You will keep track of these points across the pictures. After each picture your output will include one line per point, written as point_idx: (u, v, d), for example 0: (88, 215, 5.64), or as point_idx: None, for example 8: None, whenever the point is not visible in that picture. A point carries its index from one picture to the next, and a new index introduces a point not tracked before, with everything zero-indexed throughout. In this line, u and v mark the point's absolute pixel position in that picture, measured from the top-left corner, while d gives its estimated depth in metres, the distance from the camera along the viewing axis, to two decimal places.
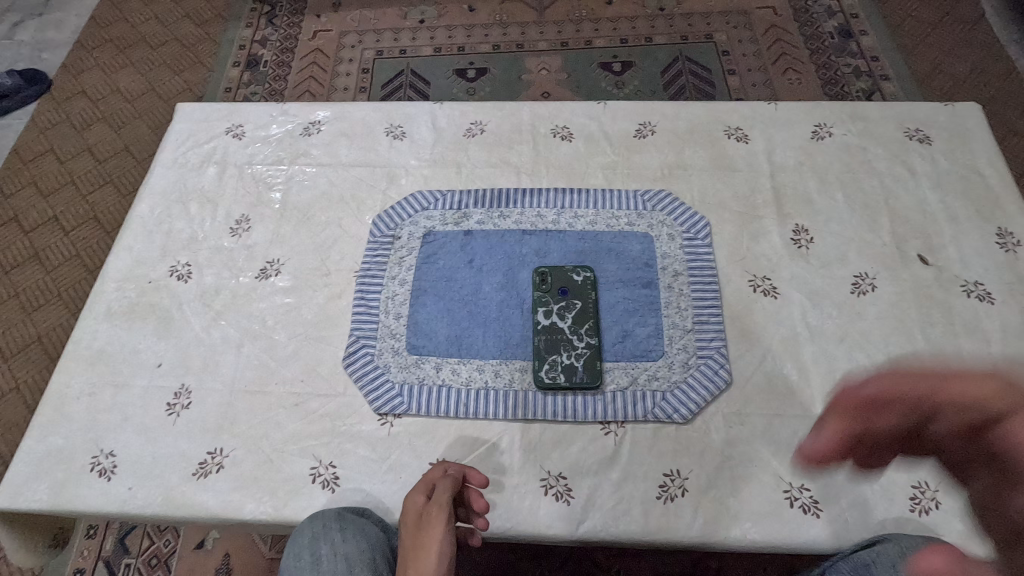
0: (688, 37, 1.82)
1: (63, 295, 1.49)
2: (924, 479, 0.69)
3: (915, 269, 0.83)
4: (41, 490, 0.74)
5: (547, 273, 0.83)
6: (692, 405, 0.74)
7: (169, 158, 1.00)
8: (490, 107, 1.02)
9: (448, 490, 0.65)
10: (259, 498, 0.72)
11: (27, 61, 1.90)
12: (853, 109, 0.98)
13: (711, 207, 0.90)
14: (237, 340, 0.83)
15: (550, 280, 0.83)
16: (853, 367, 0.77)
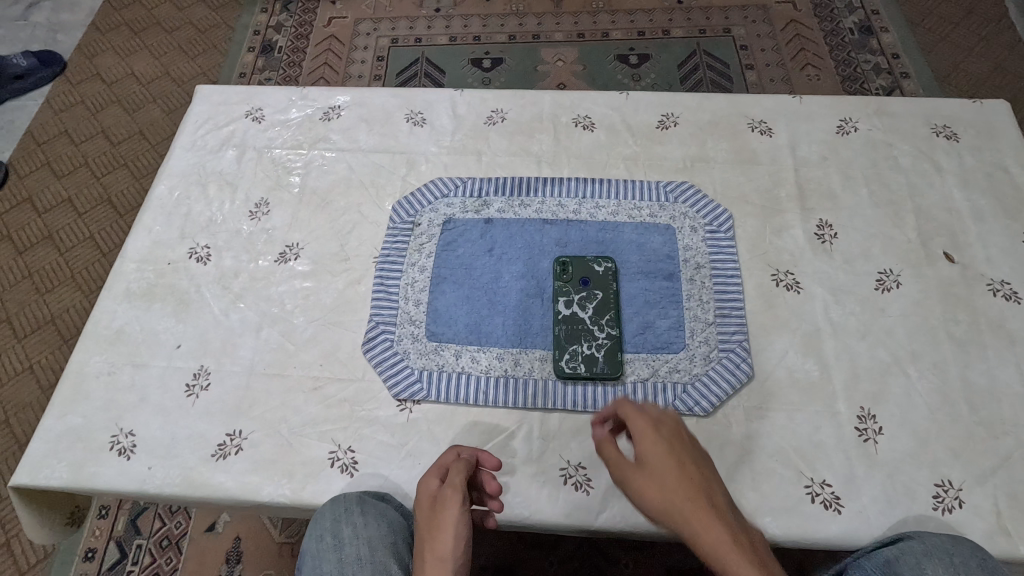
0: (706, 31, 1.81)
1: (76, 277, 1.50)
2: (947, 477, 0.69)
3: (940, 266, 0.82)
4: (60, 467, 0.74)
5: (568, 263, 0.83)
6: (714, 398, 0.74)
7: (188, 141, 1.00)
8: (511, 95, 1.01)
9: (461, 472, 0.64)
10: (277, 481, 0.72)
11: (42, 42, 1.90)
12: (880, 103, 0.96)
13: (733, 200, 0.89)
14: (256, 323, 0.82)
15: (571, 270, 0.82)
16: (877, 364, 0.76)
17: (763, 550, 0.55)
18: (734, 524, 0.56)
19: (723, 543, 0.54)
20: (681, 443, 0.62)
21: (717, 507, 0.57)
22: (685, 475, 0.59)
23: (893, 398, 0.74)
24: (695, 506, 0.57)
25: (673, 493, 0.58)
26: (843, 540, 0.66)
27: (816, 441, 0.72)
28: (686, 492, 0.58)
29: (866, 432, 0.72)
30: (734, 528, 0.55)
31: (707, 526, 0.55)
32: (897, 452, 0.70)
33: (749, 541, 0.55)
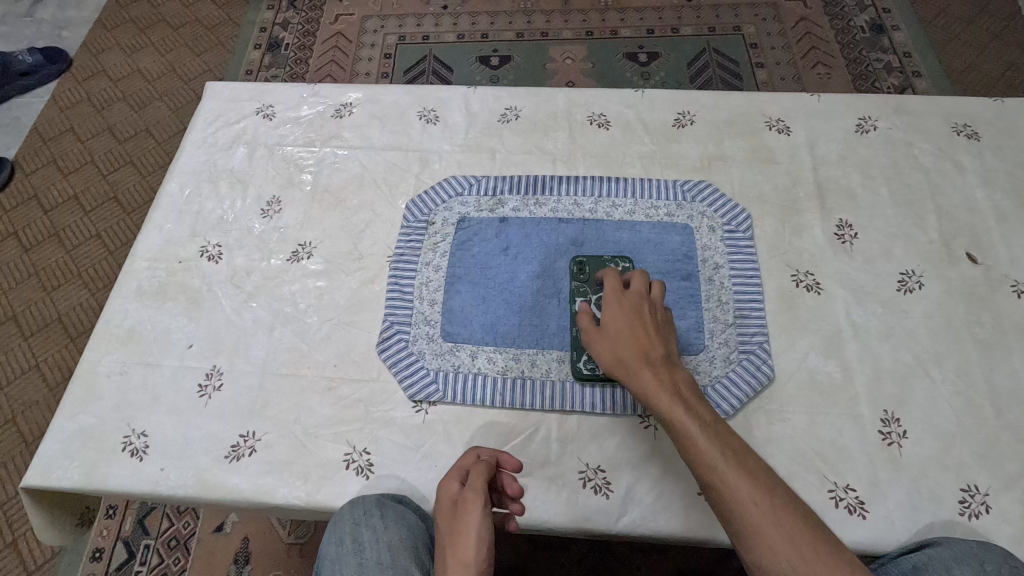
0: (716, 28, 1.79)
1: (83, 275, 1.49)
2: (973, 482, 0.68)
3: (963, 267, 0.81)
4: (71, 468, 0.73)
5: (585, 263, 0.79)
6: (734, 401, 0.73)
7: (199, 138, 0.99)
8: (525, 92, 0.99)
9: (482, 474, 0.63)
10: (292, 483, 0.71)
11: (47, 39, 1.88)
12: (899, 102, 0.95)
13: (752, 199, 0.88)
14: (269, 323, 0.81)
15: (588, 271, 0.79)
16: (900, 366, 0.75)
17: (694, 392, 0.63)
18: (669, 373, 0.64)
19: (654, 393, 0.63)
20: (636, 306, 0.69)
21: (656, 360, 0.65)
22: (632, 336, 0.66)
23: (916, 401, 0.72)
24: (634, 363, 0.65)
25: (618, 353, 0.66)
26: (867, 545, 0.66)
27: (839, 444, 0.71)
28: (633, 350, 0.66)
29: (890, 436, 0.71)
30: (668, 378, 0.63)
31: (643, 378, 0.64)
32: (921, 456, 0.69)
33: (681, 387, 0.63)
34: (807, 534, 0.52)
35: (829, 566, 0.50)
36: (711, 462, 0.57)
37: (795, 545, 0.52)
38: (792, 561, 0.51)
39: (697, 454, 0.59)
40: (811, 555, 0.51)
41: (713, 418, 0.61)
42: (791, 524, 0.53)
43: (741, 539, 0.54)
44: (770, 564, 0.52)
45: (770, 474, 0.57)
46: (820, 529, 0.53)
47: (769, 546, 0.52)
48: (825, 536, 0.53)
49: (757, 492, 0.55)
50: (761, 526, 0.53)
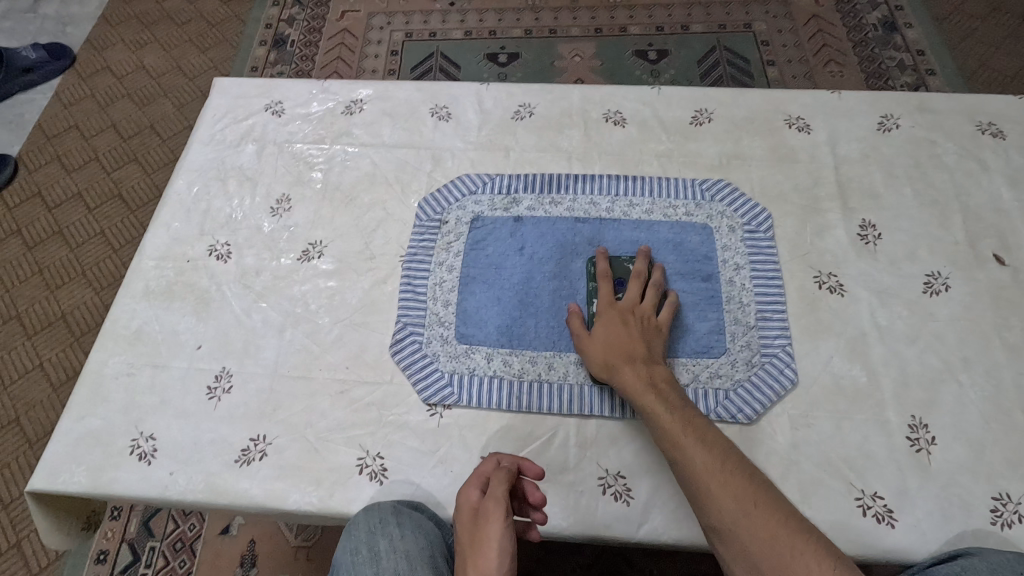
0: (726, 26, 1.77)
1: (87, 273, 1.47)
2: (1005, 490, 0.66)
3: (991, 269, 0.79)
4: (79, 472, 0.71)
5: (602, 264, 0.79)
6: (758, 405, 0.71)
7: (206, 135, 0.97)
8: (539, 89, 0.97)
9: (503, 483, 0.61)
10: (304, 488, 0.69)
11: (50, 35, 1.87)
12: (922, 99, 0.93)
13: (772, 199, 0.86)
14: (279, 323, 0.80)
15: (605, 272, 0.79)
16: (927, 371, 0.73)
17: (663, 377, 0.68)
18: (641, 360, 0.69)
19: (624, 376, 0.68)
20: (617, 299, 0.74)
21: (630, 348, 0.69)
22: (610, 325, 0.71)
23: (945, 407, 0.71)
24: (608, 351, 0.70)
25: (595, 341, 0.71)
26: (897, 555, 0.64)
27: (866, 450, 0.69)
28: (616, 350, 0.70)
29: (918, 443, 0.69)
30: (639, 364, 0.68)
31: (615, 364, 0.69)
32: (950, 463, 0.68)
33: (650, 371, 0.68)
34: (753, 493, 0.57)
35: (768, 519, 0.54)
36: (671, 434, 0.62)
37: (740, 502, 0.56)
38: (735, 517, 0.55)
39: (660, 429, 0.64)
40: (753, 511, 0.55)
41: (678, 398, 0.66)
42: (739, 484, 0.57)
43: (694, 500, 0.59)
44: (719, 521, 0.56)
45: (726, 444, 0.62)
46: (767, 489, 0.57)
47: (716, 504, 0.57)
48: (772, 496, 0.57)
49: (709, 457, 0.59)
50: (710, 487, 0.58)
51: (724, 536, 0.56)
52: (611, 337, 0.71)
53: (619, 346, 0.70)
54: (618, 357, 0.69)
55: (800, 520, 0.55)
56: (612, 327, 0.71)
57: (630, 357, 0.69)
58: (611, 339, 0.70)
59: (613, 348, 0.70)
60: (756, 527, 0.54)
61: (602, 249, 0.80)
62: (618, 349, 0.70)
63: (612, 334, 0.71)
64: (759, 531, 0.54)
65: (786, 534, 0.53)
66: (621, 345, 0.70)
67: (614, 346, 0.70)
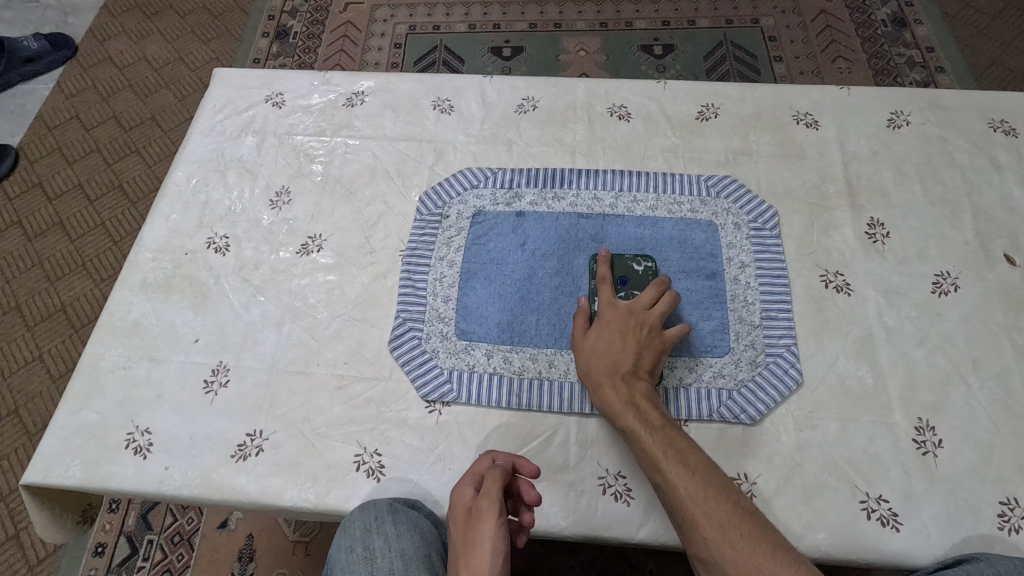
0: (733, 20, 1.75)
1: (87, 264, 1.46)
2: (1013, 495, 0.65)
3: (1001, 269, 0.77)
4: (74, 466, 0.71)
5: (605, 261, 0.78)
6: (761, 406, 0.70)
7: (206, 125, 0.96)
8: (544, 82, 0.96)
9: (497, 482, 0.60)
10: (301, 485, 0.69)
11: (52, 24, 1.85)
12: (933, 96, 0.91)
13: (779, 196, 0.84)
14: (278, 317, 0.79)
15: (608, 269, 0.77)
16: (935, 372, 0.71)
17: (644, 391, 0.66)
18: (625, 373, 0.67)
19: (605, 388, 0.66)
20: (614, 305, 0.71)
21: (617, 358, 0.68)
22: (600, 333, 0.70)
23: (952, 409, 0.69)
24: (594, 359, 0.69)
25: (585, 347, 0.70)
26: (902, 560, 0.63)
27: (871, 453, 0.68)
28: (602, 360, 0.68)
29: (925, 445, 0.67)
30: (622, 375, 0.67)
31: (598, 374, 0.68)
32: (957, 466, 0.66)
33: (632, 385, 0.66)
34: (737, 522, 0.55)
35: (753, 550, 0.53)
36: (654, 457, 0.61)
37: (724, 533, 0.55)
38: (719, 548, 0.55)
39: (641, 450, 0.62)
40: (738, 542, 0.54)
41: (659, 416, 0.64)
42: (723, 513, 0.56)
43: (679, 526, 0.58)
44: (703, 551, 0.56)
45: (709, 466, 0.60)
46: (752, 516, 0.56)
47: (700, 535, 0.56)
48: (758, 523, 0.56)
49: (692, 483, 0.58)
50: (692, 515, 0.57)
51: (710, 566, 0.55)
52: (597, 345, 0.69)
53: (605, 356, 0.68)
54: (601, 367, 0.68)
55: (787, 548, 0.54)
56: (600, 335, 0.70)
57: (614, 368, 0.67)
58: (598, 347, 0.69)
59: (598, 358, 0.68)
60: (742, 559, 0.53)
61: (606, 251, 0.77)
62: (603, 359, 0.68)
63: (600, 344, 0.69)
64: (744, 563, 0.53)
65: (772, 566, 0.52)
66: (607, 356, 0.68)
67: (600, 355, 0.68)
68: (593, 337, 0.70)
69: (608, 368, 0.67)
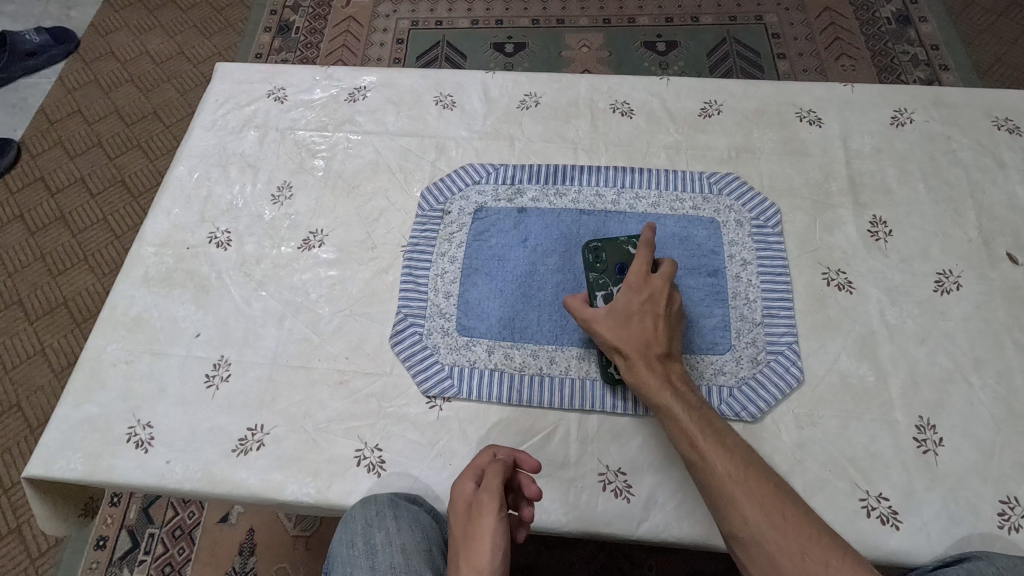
0: (737, 17, 1.74)
1: (89, 259, 1.46)
2: (1013, 494, 0.65)
3: (1004, 268, 0.77)
4: (76, 459, 0.71)
5: (600, 248, 0.74)
6: (762, 404, 0.70)
7: (208, 120, 0.96)
8: (546, 78, 0.95)
9: (497, 477, 0.60)
10: (301, 479, 0.69)
11: (54, 18, 1.85)
12: (937, 93, 0.91)
13: (782, 193, 0.84)
14: (279, 312, 0.79)
15: (605, 257, 0.73)
16: (937, 370, 0.71)
17: (676, 370, 0.66)
18: (658, 351, 0.65)
19: (639, 368, 0.65)
20: (649, 278, 0.67)
21: (651, 336, 0.66)
22: (632, 310, 0.66)
23: (954, 408, 0.69)
24: (626, 337, 0.66)
25: (613, 324, 0.67)
26: (901, 558, 0.63)
27: (872, 451, 0.68)
28: (635, 337, 0.66)
29: (926, 444, 0.67)
30: (656, 354, 0.65)
31: (631, 352, 0.66)
32: (958, 465, 0.66)
33: (666, 364, 0.65)
34: (780, 503, 0.55)
35: (797, 532, 0.53)
36: (690, 435, 0.61)
37: (767, 513, 0.55)
38: (761, 529, 0.54)
39: (676, 428, 0.62)
40: (781, 523, 0.54)
41: (693, 397, 0.64)
42: (765, 494, 0.56)
43: (716, 505, 0.58)
44: (742, 530, 0.55)
45: (746, 447, 0.60)
46: (793, 499, 0.56)
47: (741, 514, 0.55)
48: (798, 506, 0.55)
49: (731, 462, 0.58)
50: (732, 495, 0.56)
51: (748, 547, 0.55)
52: (631, 322, 0.66)
53: (639, 334, 0.66)
54: (636, 345, 0.66)
55: (831, 534, 0.53)
56: (635, 312, 0.66)
57: (648, 346, 0.65)
58: (632, 324, 0.66)
59: (632, 335, 0.66)
60: (786, 541, 0.53)
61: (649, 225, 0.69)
62: (638, 336, 0.66)
63: (634, 321, 0.66)
64: (788, 545, 0.53)
65: (817, 549, 0.52)
66: (642, 334, 0.66)
67: (633, 333, 0.66)
68: (627, 313, 0.67)
69: (643, 347, 0.65)
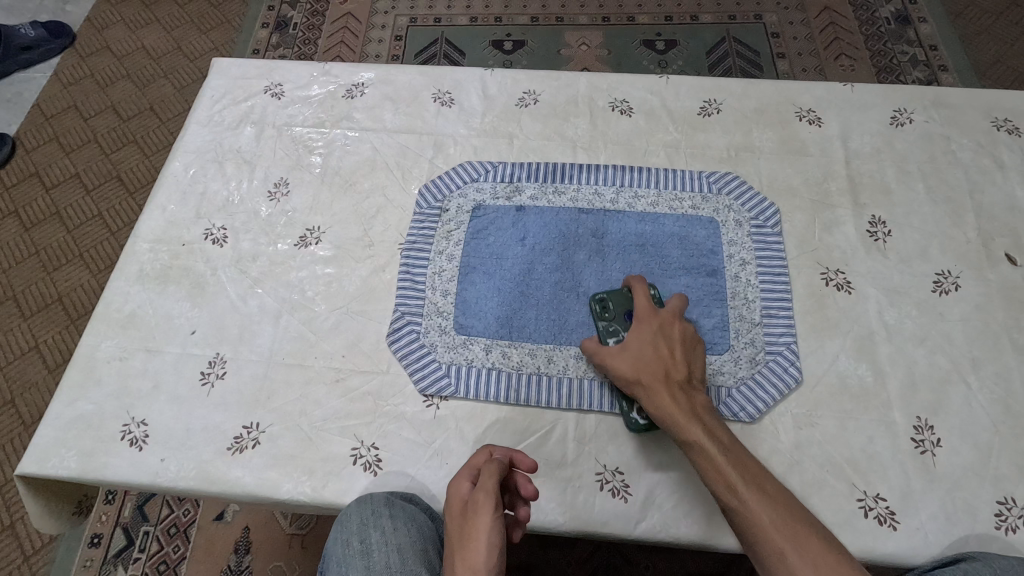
0: (736, 16, 1.74)
1: (84, 255, 1.45)
2: (1011, 495, 0.65)
3: (1002, 269, 0.77)
4: (69, 456, 0.70)
5: (606, 299, 0.72)
6: (760, 404, 0.69)
7: (204, 116, 0.95)
8: (545, 75, 0.95)
9: (494, 475, 0.60)
10: (297, 477, 0.68)
11: (50, 12, 1.83)
12: (937, 93, 0.91)
13: (781, 193, 0.84)
14: (275, 310, 0.78)
15: (612, 307, 0.72)
16: (935, 371, 0.71)
17: (702, 402, 0.63)
18: (680, 383, 0.63)
19: (663, 401, 0.62)
20: (656, 312, 0.68)
21: (667, 364, 0.64)
22: (647, 341, 0.66)
23: (952, 409, 0.69)
24: (643, 369, 0.64)
25: (628, 357, 0.66)
26: (900, 560, 0.62)
27: (870, 451, 0.67)
28: (653, 369, 0.64)
29: (923, 444, 0.67)
30: (678, 386, 0.63)
31: (651, 382, 0.64)
32: (955, 465, 0.66)
33: (691, 396, 0.63)
34: (830, 554, 0.52)
35: None
36: (724, 475, 0.58)
37: (818, 566, 0.51)
38: None
39: (709, 467, 0.59)
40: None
41: (722, 431, 0.61)
42: (813, 543, 0.53)
43: (758, 553, 0.54)
44: None
45: (786, 492, 0.57)
46: (840, 549, 0.53)
47: (788, 565, 0.52)
48: (847, 556, 0.52)
49: (771, 508, 0.55)
50: (780, 545, 0.53)
51: None
52: (647, 353, 0.65)
53: (657, 365, 0.64)
54: (656, 377, 0.64)
55: None
56: (650, 342, 0.66)
57: (669, 377, 0.64)
58: (649, 355, 0.65)
59: (650, 368, 0.64)
60: None
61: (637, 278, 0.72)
62: (655, 368, 0.64)
63: (651, 352, 0.65)
64: None
65: None
66: (661, 365, 0.64)
67: (651, 366, 0.65)
68: (643, 344, 0.66)
69: (665, 378, 0.64)
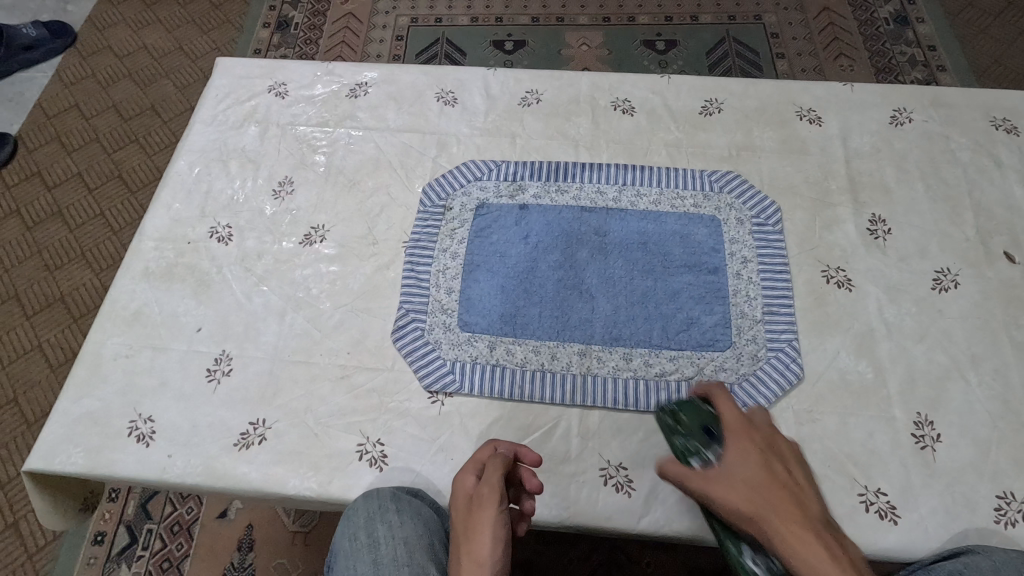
0: (736, 16, 1.75)
1: (86, 255, 1.46)
2: (1009, 489, 0.65)
3: (1001, 266, 0.78)
4: (76, 453, 0.71)
5: (677, 411, 0.66)
6: (762, 400, 0.70)
7: (208, 115, 0.95)
8: (547, 75, 0.96)
9: (499, 470, 0.60)
10: (303, 473, 0.69)
11: (51, 12, 1.84)
12: (935, 93, 0.92)
13: (782, 192, 0.84)
14: (280, 307, 0.79)
15: (685, 420, 0.65)
16: (934, 368, 0.72)
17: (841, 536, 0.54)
18: (810, 515, 0.55)
19: (800, 538, 0.53)
20: (751, 427, 0.61)
21: (787, 493, 0.56)
22: (753, 464, 0.58)
23: (951, 404, 0.70)
24: (763, 501, 0.56)
25: (740, 485, 0.57)
26: (900, 554, 0.63)
27: (870, 447, 0.68)
28: (774, 500, 0.56)
29: (923, 439, 0.68)
30: (809, 518, 0.55)
31: (775, 514, 0.55)
32: (955, 460, 0.67)
33: (827, 530, 0.54)
34: None
35: None
36: None
37: None
38: None
39: None
40: None
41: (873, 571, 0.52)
42: None
43: None
44: None
45: None
46: None
47: None
48: None
49: None
50: None
51: None
52: (761, 480, 0.57)
53: (777, 494, 0.56)
54: (780, 511, 0.55)
55: None
56: (761, 466, 0.58)
57: (795, 510, 0.55)
58: (765, 485, 0.57)
59: (771, 500, 0.56)
60: None
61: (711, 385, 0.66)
62: (777, 500, 0.56)
63: (767, 480, 0.57)
64: None
65: None
66: (783, 496, 0.56)
67: (771, 497, 0.56)
68: (755, 470, 0.58)
69: (792, 512, 0.55)
